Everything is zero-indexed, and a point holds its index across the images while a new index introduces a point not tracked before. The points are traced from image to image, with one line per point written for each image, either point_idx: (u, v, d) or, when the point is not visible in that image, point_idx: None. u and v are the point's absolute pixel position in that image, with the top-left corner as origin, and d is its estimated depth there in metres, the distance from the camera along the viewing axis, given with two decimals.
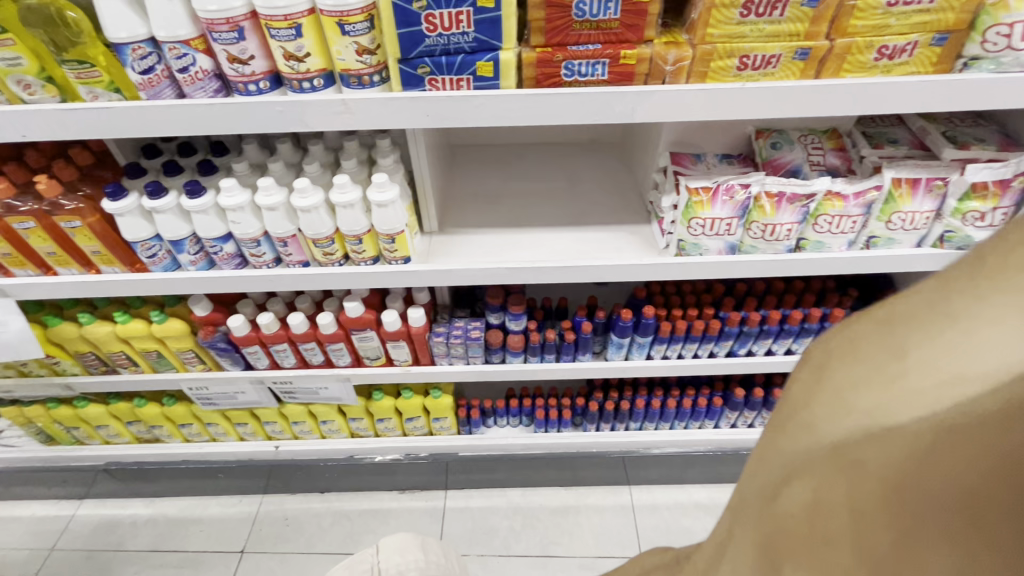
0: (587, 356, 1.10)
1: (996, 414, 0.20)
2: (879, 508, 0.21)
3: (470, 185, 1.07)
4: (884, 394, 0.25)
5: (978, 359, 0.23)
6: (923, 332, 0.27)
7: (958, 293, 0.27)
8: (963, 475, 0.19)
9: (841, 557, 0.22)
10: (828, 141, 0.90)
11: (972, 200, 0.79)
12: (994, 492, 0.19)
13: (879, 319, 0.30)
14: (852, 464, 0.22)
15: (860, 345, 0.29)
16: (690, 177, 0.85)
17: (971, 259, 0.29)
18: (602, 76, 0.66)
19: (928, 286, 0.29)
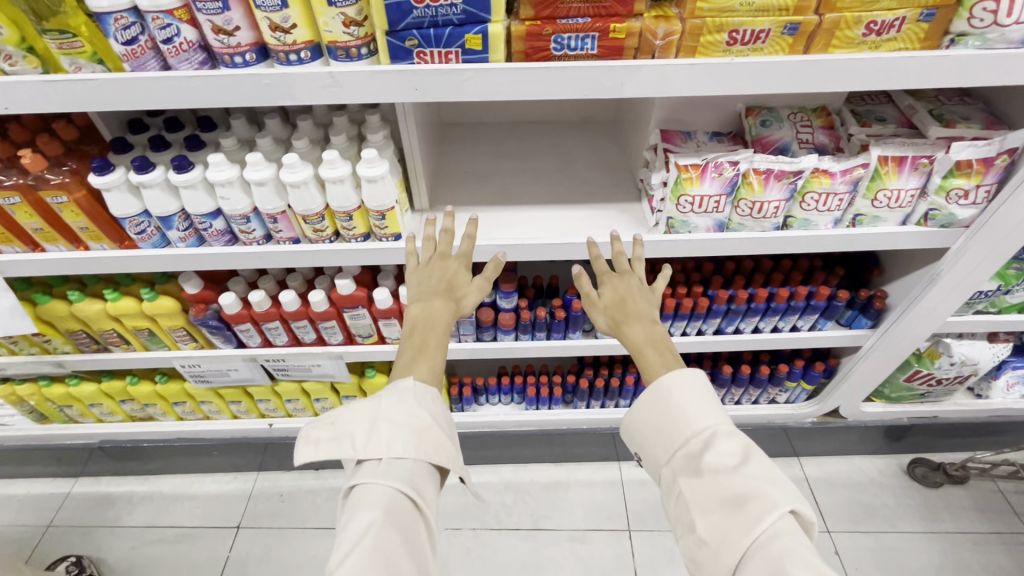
0: (577, 334, 1.11)
1: (445, 313, 0.77)
2: (424, 332, 0.75)
3: (461, 163, 1.07)
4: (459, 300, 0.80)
5: (465, 282, 0.82)
6: (466, 277, 0.83)
7: (464, 261, 0.83)
8: (429, 326, 0.75)
9: (433, 325, 0.75)
10: (817, 119, 0.90)
11: (957, 177, 0.80)
12: (427, 322, 0.76)
13: (462, 263, 0.83)
14: (434, 321, 0.76)
15: (459, 276, 0.82)
16: (679, 155, 0.86)
17: (466, 250, 0.83)
18: (591, 50, 0.66)
19: (466, 254, 0.83)
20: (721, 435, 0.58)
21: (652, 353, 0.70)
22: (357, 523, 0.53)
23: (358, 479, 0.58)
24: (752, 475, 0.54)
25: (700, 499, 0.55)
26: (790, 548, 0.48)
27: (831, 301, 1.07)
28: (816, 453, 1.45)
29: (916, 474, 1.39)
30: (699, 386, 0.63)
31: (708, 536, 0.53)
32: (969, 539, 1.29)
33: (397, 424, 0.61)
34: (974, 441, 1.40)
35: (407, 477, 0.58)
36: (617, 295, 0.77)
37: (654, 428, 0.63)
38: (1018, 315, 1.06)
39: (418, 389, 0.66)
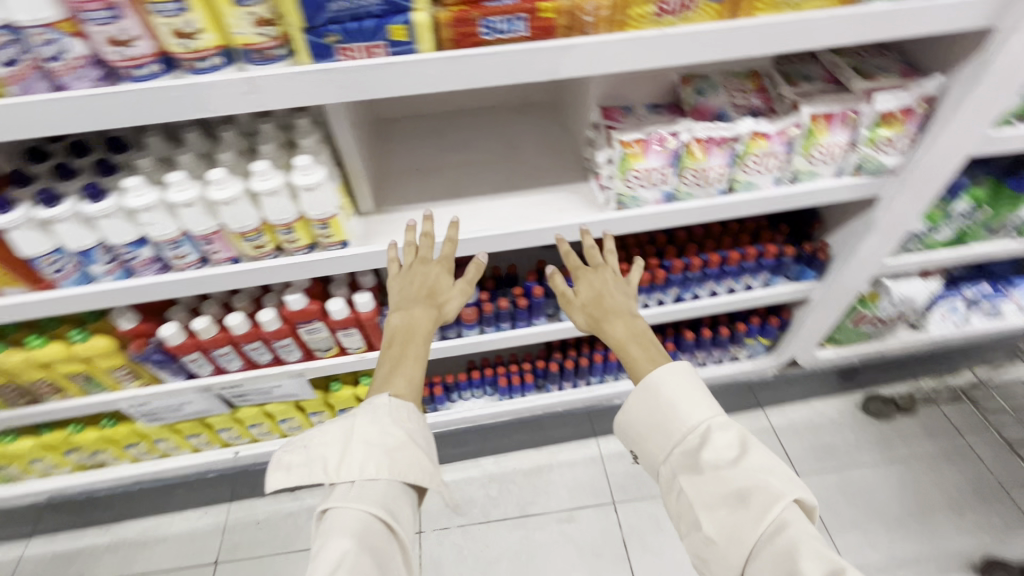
0: (542, 319, 1.11)
1: (428, 320, 0.77)
2: (409, 340, 0.74)
3: (403, 160, 1.03)
4: (441, 306, 0.80)
5: (444, 286, 0.82)
6: (448, 282, 0.83)
7: (443, 266, 0.83)
8: (413, 332, 0.75)
9: (416, 333, 0.75)
10: (749, 83, 0.91)
11: (882, 126, 0.84)
12: (410, 329, 0.76)
13: (443, 268, 0.83)
14: (417, 329, 0.76)
15: (439, 280, 0.82)
16: (622, 130, 0.86)
17: (445, 255, 0.83)
18: (522, 32, 0.64)
19: (444, 258, 0.83)
20: (716, 429, 0.62)
21: (636, 348, 0.74)
22: (330, 553, 0.52)
23: (330, 507, 0.56)
24: (751, 467, 0.58)
25: (703, 497, 0.59)
26: (797, 537, 0.53)
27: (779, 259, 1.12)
28: (780, 402, 1.52)
29: (871, 410, 1.49)
30: (687, 377, 0.67)
31: (716, 534, 0.57)
32: (922, 462, 1.39)
33: (369, 444, 0.59)
34: (918, 371, 1.50)
35: (381, 503, 0.56)
36: (594, 291, 0.82)
37: (649, 425, 0.66)
38: (949, 251, 1.13)
39: (391, 408, 0.63)
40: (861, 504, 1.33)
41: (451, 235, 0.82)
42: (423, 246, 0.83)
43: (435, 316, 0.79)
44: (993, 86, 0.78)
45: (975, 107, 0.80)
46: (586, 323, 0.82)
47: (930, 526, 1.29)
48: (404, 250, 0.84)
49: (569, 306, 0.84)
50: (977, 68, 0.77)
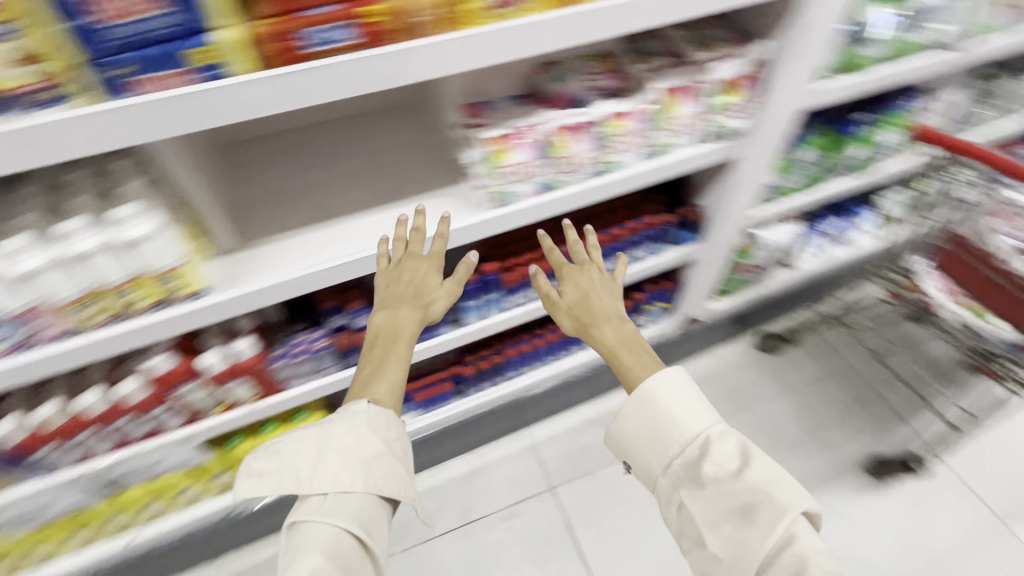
0: (446, 328, 1.08)
1: (413, 325, 0.79)
2: (394, 343, 0.76)
3: (261, 185, 0.94)
4: (425, 310, 0.82)
5: (430, 286, 0.83)
6: (435, 282, 0.83)
7: (432, 267, 0.83)
8: (399, 335, 0.77)
9: (400, 336, 0.77)
10: (601, 65, 0.92)
11: (725, 94, 0.90)
12: (395, 333, 0.77)
13: (432, 267, 0.83)
14: (401, 332, 0.77)
15: (424, 284, 0.82)
16: (486, 127, 0.83)
17: (433, 253, 0.83)
18: (351, 40, 0.59)
19: (433, 257, 0.83)
20: (715, 439, 0.66)
21: (627, 355, 0.79)
22: (299, 565, 0.54)
23: (302, 519, 0.59)
24: (754, 480, 0.61)
25: (710, 512, 0.62)
26: (806, 551, 0.56)
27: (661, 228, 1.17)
28: (687, 357, 1.62)
29: (767, 346, 1.63)
30: (680, 380, 0.72)
31: (722, 551, 0.61)
32: (811, 385, 1.55)
33: (345, 456, 0.62)
34: (796, 305, 1.66)
35: (354, 519, 0.59)
36: (580, 291, 0.89)
37: (649, 438, 0.70)
38: (804, 196, 1.24)
39: (365, 423, 0.66)
40: (768, 435, 1.45)
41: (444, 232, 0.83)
42: (412, 238, 0.83)
43: (421, 320, 0.80)
44: (811, 44, 0.85)
45: (800, 65, 0.88)
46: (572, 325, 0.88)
47: (827, 441, 1.44)
48: (394, 243, 0.83)
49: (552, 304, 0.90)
50: (797, 29, 0.83)
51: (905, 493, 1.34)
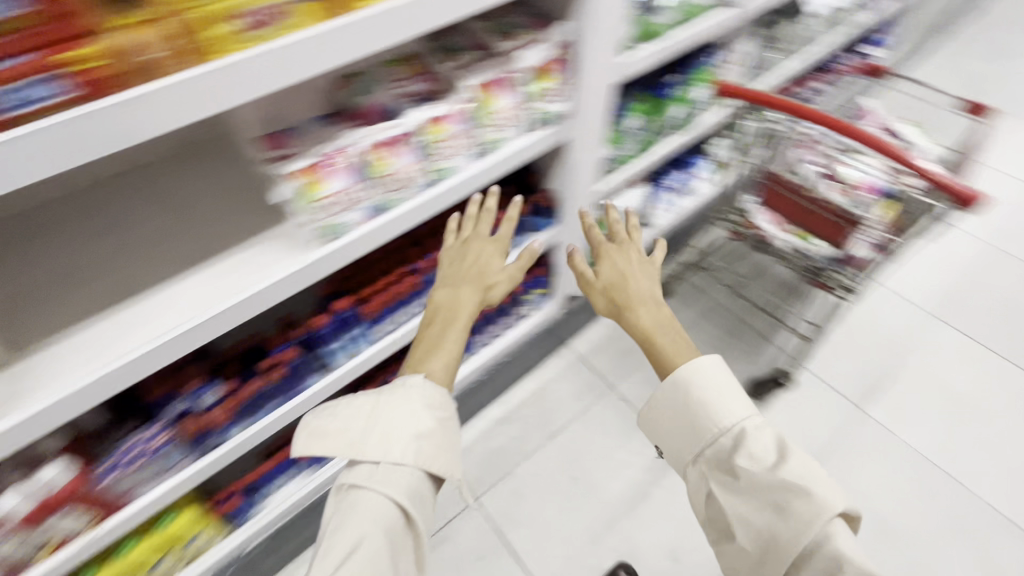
0: (312, 382, 0.95)
1: (471, 308, 0.89)
2: (455, 324, 0.86)
3: (23, 273, 0.74)
4: (482, 295, 0.92)
5: (488, 274, 0.93)
6: (489, 270, 0.93)
7: (489, 257, 0.94)
8: (455, 318, 0.87)
9: (459, 319, 0.87)
10: (406, 69, 0.86)
11: (539, 80, 0.89)
12: (454, 317, 0.87)
13: (490, 255, 0.94)
14: (457, 315, 0.88)
15: (478, 273, 0.92)
16: (292, 159, 0.75)
17: (492, 245, 0.94)
18: (62, 96, 0.48)
19: (494, 243, 0.95)
20: (749, 431, 0.72)
21: (663, 335, 0.87)
22: (349, 534, 0.63)
23: (356, 486, 0.68)
24: (789, 475, 0.67)
25: (745, 506, 0.69)
26: (837, 546, 0.63)
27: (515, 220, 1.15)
28: (577, 330, 1.66)
29: None
30: (713, 364, 0.78)
31: (758, 543, 0.68)
32: (689, 329, 1.67)
33: (399, 432, 0.70)
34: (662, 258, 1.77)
35: (401, 495, 0.67)
36: (614, 270, 1.01)
37: (685, 428, 0.78)
38: (643, 159, 1.28)
39: (417, 406, 0.73)
40: None
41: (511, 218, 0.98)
42: (478, 223, 0.97)
43: (480, 299, 0.91)
44: (605, 19, 0.86)
45: (600, 41, 0.89)
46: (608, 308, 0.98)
47: None
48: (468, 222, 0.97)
49: (592, 284, 1.01)
50: (589, 7, 0.84)
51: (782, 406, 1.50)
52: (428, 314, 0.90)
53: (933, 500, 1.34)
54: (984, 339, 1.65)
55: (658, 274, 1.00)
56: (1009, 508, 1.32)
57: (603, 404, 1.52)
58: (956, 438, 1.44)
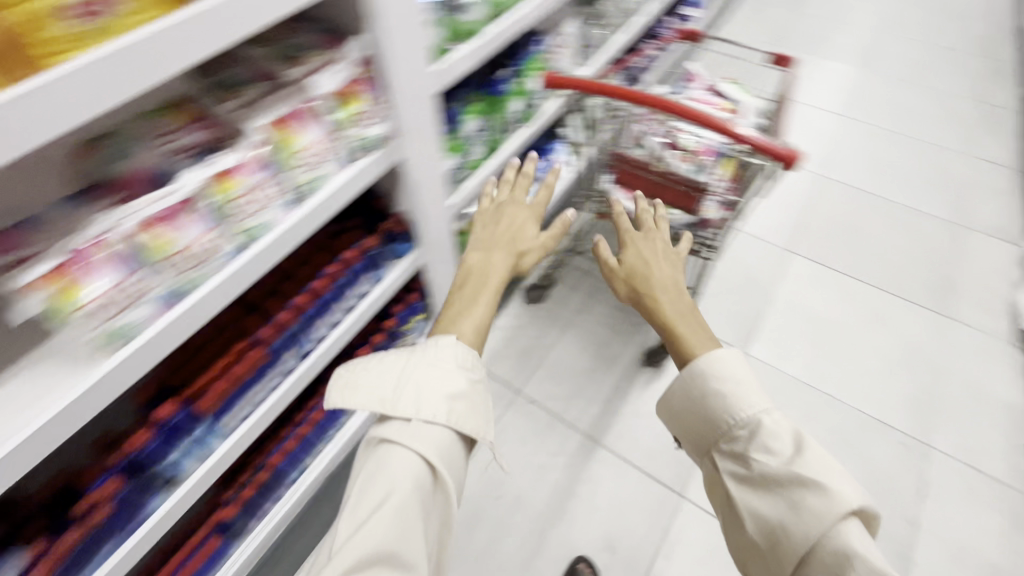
0: (154, 508, 0.77)
1: (501, 274, 0.95)
2: (487, 286, 0.93)
3: None
4: (507, 262, 0.99)
5: (519, 237, 1.02)
6: (515, 234, 1.03)
7: (518, 222, 1.04)
8: (489, 283, 0.93)
9: (491, 281, 0.94)
10: (176, 118, 0.70)
11: (345, 104, 0.77)
12: (486, 281, 0.94)
13: (522, 216, 1.05)
14: (487, 278, 0.94)
15: (505, 237, 1.01)
16: (28, 263, 0.57)
17: (528, 207, 1.07)
18: None
19: (525, 209, 1.07)
20: (765, 423, 0.75)
21: (683, 326, 0.92)
22: (378, 492, 0.66)
23: (388, 439, 0.71)
24: (803, 469, 0.69)
25: (759, 497, 0.72)
26: (851, 543, 0.63)
27: (367, 254, 1.02)
28: None
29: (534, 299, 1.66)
30: (730, 359, 0.82)
31: (770, 535, 0.70)
32: (582, 314, 1.68)
33: (432, 391, 0.72)
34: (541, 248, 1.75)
35: (433, 452, 0.70)
36: (638, 257, 1.08)
37: (701, 417, 0.82)
38: (491, 161, 1.23)
39: (445, 366, 0.75)
40: (567, 378, 1.54)
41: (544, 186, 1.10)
42: (513, 192, 1.06)
43: (508, 263, 0.99)
44: (401, 27, 0.77)
45: (404, 51, 0.79)
46: (629, 292, 1.07)
47: (610, 356, 1.59)
48: (500, 192, 1.07)
49: (614, 271, 1.11)
50: (379, 16, 0.74)
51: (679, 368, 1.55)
52: (461, 275, 0.96)
53: (821, 421, 1.46)
54: (834, 263, 1.83)
55: (678, 264, 1.08)
56: (880, 411, 1.48)
57: (514, 412, 1.48)
58: (827, 359, 1.58)
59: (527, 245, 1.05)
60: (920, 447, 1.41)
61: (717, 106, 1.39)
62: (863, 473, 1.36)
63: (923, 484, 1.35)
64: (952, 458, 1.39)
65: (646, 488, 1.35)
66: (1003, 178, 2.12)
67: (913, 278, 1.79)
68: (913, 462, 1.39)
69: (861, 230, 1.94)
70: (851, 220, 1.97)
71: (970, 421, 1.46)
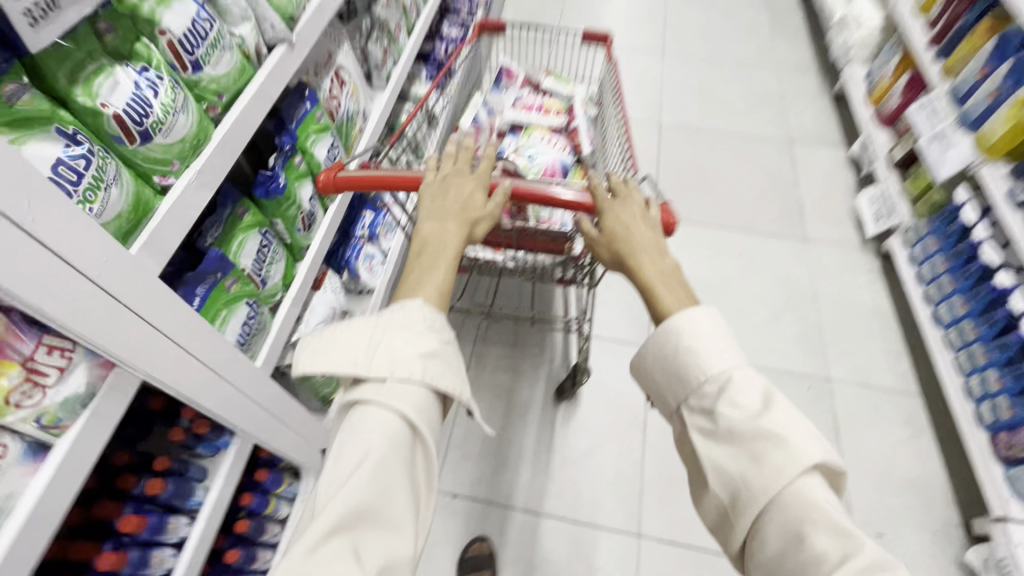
0: None
1: (454, 243, 0.74)
2: (442, 257, 0.72)
3: None
4: (461, 225, 0.75)
5: (469, 205, 0.77)
6: (464, 201, 0.77)
7: (467, 188, 0.79)
8: (444, 254, 0.72)
9: (443, 254, 0.72)
10: None
11: None
12: (441, 251, 0.73)
13: (472, 184, 0.79)
14: (436, 248, 0.73)
15: (447, 204, 0.77)
16: None
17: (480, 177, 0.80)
18: None
19: (472, 180, 0.80)
20: (737, 378, 0.61)
21: (664, 288, 0.71)
22: (355, 451, 0.57)
23: (361, 400, 0.62)
24: (771, 422, 0.57)
25: (724, 452, 0.59)
26: (815, 501, 0.53)
27: (157, 502, 0.71)
28: None
29: None
30: (712, 324, 0.66)
31: (731, 495, 0.58)
32: (477, 365, 1.48)
33: (403, 352, 0.62)
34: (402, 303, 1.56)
35: (414, 408, 0.60)
36: (619, 225, 0.76)
37: (668, 371, 0.67)
38: (300, 271, 0.95)
39: (416, 328, 0.64)
40: (485, 450, 1.36)
41: (489, 153, 0.83)
42: (457, 161, 0.82)
43: (460, 230, 0.75)
44: (28, 253, 0.42)
45: (62, 277, 0.45)
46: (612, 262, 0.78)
47: (522, 406, 1.42)
48: (444, 160, 0.82)
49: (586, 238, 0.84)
50: None
51: (594, 391, 1.44)
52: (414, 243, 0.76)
53: None
54: (698, 217, 1.81)
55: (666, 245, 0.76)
56: (779, 361, 1.50)
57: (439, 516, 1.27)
58: None
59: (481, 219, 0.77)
60: (822, 384, 1.46)
61: (543, 107, 1.22)
62: None
63: (838, 422, 1.40)
64: (852, 385, 1.46)
65: (603, 543, 1.23)
66: (808, 80, 2.23)
67: (768, 210, 1.82)
68: (824, 404, 1.43)
69: (712, 172, 1.93)
70: (700, 165, 1.95)
71: (855, 341, 1.53)
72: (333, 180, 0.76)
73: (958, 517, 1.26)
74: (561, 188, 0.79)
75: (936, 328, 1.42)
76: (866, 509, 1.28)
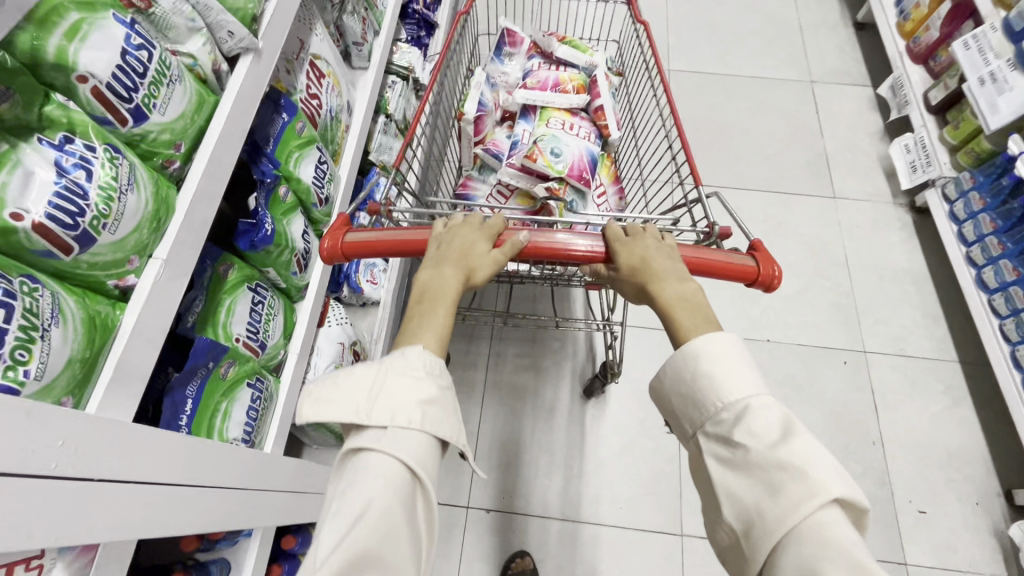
0: None
1: (454, 289, 0.58)
2: (438, 304, 0.57)
3: None
4: (459, 271, 0.59)
5: (472, 253, 0.61)
6: (465, 247, 0.61)
7: (470, 236, 0.63)
8: (443, 301, 0.57)
9: (440, 302, 0.57)
10: None
11: None
12: (438, 298, 0.57)
13: (478, 231, 0.63)
14: (430, 296, 0.57)
15: (444, 252, 0.61)
16: None
17: (488, 226, 0.64)
18: None
19: (479, 230, 0.64)
20: (755, 405, 0.49)
21: (685, 314, 0.57)
22: (354, 500, 0.44)
23: (365, 452, 0.48)
24: (789, 452, 0.45)
25: (738, 483, 0.47)
26: (836, 541, 0.41)
27: None
28: None
29: None
30: (733, 351, 0.53)
31: (742, 530, 0.46)
32: (496, 367, 1.38)
33: (400, 404, 0.48)
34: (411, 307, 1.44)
35: (415, 454, 0.47)
36: (635, 258, 0.61)
37: (678, 393, 0.54)
38: (300, 315, 0.81)
39: (416, 373, 0.50)
40: (513, 457, 1.29)
41: (497, 211, 0.66)
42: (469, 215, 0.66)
43: (459, 278, 0.59)
44: None
45: (12, 495, 0.33)
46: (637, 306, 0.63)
47: (547, 407, 1.34)
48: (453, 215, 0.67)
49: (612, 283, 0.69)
50: None
51: (622, 386, 1.36)
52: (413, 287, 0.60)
53: (768, 375, 1.38)
54: (717, 179, 1.66)
55: (703, 295, 0.58)
56: (813, 335, 1.43)
57: (474, 532, 1.21)
58: (748, 299, 1.47)
59: (486, 270, 0.61)
60: (858, 357, 1.40)
61: (561, 80, 1.03)
62: (824, 413, 1.33)
63: (876, 397, 1.35)
64: (888, 355, 1.40)
65: (645, 544, 1.20)
66: (827, 8, 2.01)
67: (793, 165, 1.68)
68: (861, 379, 1.37)
69: (728, 125, 1.75)
70: (715, 118, 1.77)
71: (889, 307, 1.46)
72: (339, 246, 0.62)
73: (998, 485, 1.25)
74: (572, 239, 0.65)
75: (981, 294, 1.34)
76: (907, 485, 1.26)
